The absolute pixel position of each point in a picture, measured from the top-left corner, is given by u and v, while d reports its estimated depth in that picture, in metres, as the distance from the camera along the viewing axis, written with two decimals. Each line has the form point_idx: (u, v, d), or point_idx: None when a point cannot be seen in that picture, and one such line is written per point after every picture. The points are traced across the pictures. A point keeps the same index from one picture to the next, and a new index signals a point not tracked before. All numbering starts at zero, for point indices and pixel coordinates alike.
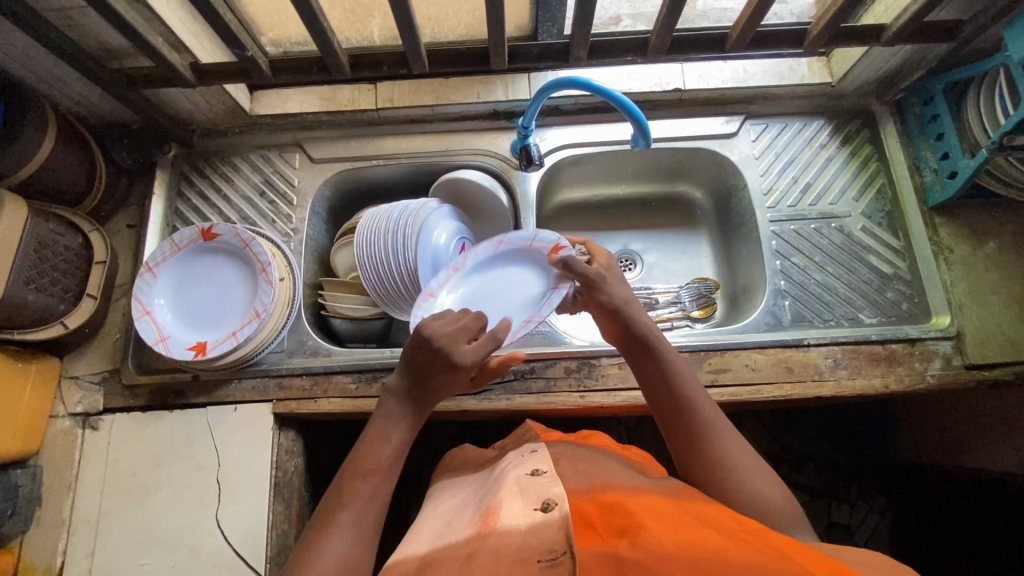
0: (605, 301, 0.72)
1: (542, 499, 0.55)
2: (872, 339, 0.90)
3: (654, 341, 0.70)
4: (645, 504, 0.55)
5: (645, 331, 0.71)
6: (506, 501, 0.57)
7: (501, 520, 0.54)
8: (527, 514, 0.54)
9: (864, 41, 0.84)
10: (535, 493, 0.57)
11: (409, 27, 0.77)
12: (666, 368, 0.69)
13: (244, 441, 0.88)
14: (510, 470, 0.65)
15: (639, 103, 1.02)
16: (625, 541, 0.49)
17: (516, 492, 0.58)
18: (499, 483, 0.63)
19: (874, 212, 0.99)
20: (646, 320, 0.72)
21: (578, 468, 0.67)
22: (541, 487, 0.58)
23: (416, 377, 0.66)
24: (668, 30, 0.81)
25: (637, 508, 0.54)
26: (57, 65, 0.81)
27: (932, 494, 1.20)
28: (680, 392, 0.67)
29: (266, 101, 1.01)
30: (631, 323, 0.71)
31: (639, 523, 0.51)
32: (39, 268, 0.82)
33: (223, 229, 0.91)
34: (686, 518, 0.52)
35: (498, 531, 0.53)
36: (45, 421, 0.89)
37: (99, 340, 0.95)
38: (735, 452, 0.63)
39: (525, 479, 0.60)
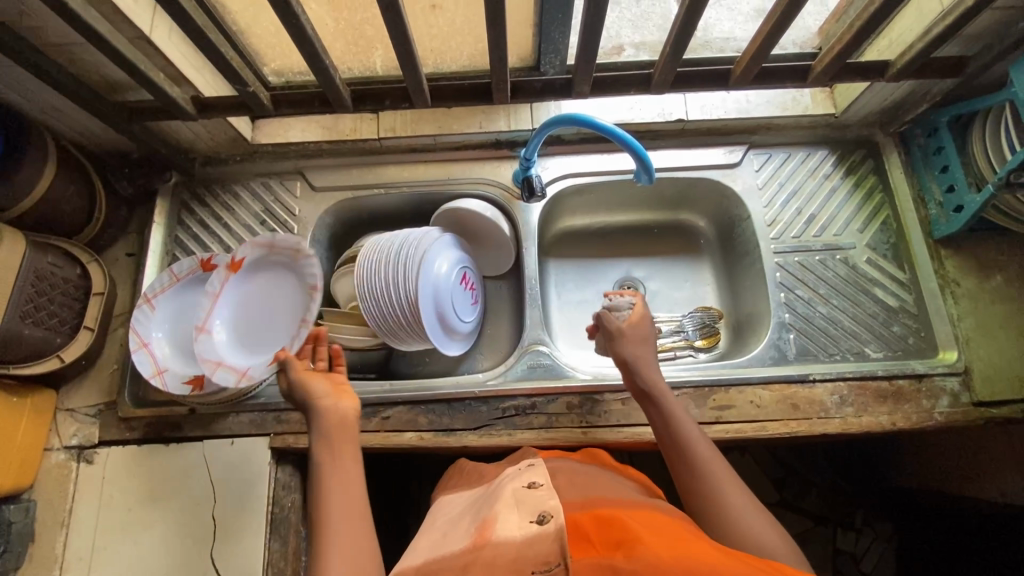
0: (620, 355, 0.79)
1: (539, 512, 0.54)
2: (878, 375, 0.89)
3: (661, 393, 0.74)
4: (641, 517, 0.54)
5: (651, 383, 0.75)
6: (502, 515, 0.56)
7: (497, 533, 0.52)
8: (523, 526, 0.52)
9: (868, 77, 0.84)
10: (530, 507, 0.56)
11: (411, 63, 0.77)
12: (667, 411, 0.72)
13: (240, 477, 0.87)
14: (506, 484, 0.64)
15: (641, 133, 1.02)
16: (620, 551, 0.48)
17: (513, 506, 0.57)
18: (495, 497, 0.62)
19: (880, 244, 0.98)
20: (655, 376, 0.76)
21: (573, 483, 0.66)
22: (538, 500, 0.56)
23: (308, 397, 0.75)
24: (672, 67, 0.81)
25: (631, 521, 0.53)
26: (58, 99, 0.81)
27: (940, 524, 1.18)
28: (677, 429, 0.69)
29: (267, 130, 1.01)
30: (639, 376, 0.76)
31: (634, 534, 0.50)
32: (36, 302, 0.81)
33: (249, 251, 0.92)
34: (678, 531, 0.51)
35: (493, 544, 0.51)
36: (39, 455, 0.88)
37: (96, 371, 0.94)
38: (736, 490, 0.62)
39: (522, 492, 0.59)
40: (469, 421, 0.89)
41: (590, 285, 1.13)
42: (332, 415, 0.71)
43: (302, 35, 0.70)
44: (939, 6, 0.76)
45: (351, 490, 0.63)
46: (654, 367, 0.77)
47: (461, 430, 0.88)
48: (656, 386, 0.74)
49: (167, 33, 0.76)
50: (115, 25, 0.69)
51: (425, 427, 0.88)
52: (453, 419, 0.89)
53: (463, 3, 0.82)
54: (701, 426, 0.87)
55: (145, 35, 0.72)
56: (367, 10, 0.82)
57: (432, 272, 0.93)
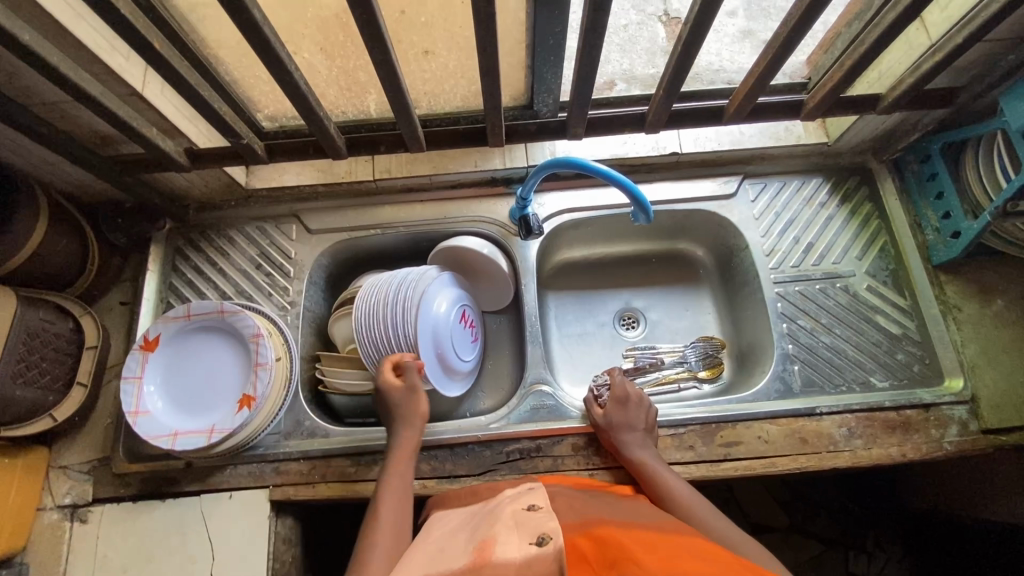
0: (610, 437, 0.84)
1: (538, 534, 0.52)
2: (886, 406, 0.88)
3: (644, 464, 0.80)
4: (639, 536, 0.53)
5: (639, 455, 0.81)
6: (500, 537, 0.54)
7: (496, 554, 0.51)
8: (522, 548, 0.50)
9: (860, 110, 0.84)
10: (530, 529, 0.54)
11: (405, 111, 0.77)
12: (653, 473, 0.79)
13: (239, 532, 0.85)
14: (505, 506, 0.62)
15: (636, 167, 1.02)
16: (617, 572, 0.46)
17: (513, 528, 0.55)
18: (494, 520, 0.60)
19: (879, 271, 0.98)
20: (642, 450, 0.82)
21: (574, 505, 0.64)
22: (537, 522, 0.54)
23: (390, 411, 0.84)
24: (665, 107, 0.81)
25: (630, 540, 0.51)
26: (50, 155, 0.81)
27: (956, 545, 1.14)
28: (665, 481, 0.77)
29: (262, 174, 1.01)
30: (627, 450, 0.82)
31: (629, 552, 0.49)
32: (26, 360, 0.80)
33: (163, 326, 0.89)
34: (676, 548, 0.50)
35: (491, 565, 0.49)
36: (32, 515, 0.86)
37: (90, 426, 0.92)
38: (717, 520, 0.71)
39: (522, 516, 0.57)
40: (473, 466, 0.87)
41: (590, 317, 1.11)
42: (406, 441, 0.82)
43: (295, 89, 0.70)
44: (926, 41, 0.77)
45: (399, 509, 0.73)
46: (643, 445, 0.82)
47: (464, 476, 0.86)
48: (642, 457, 0.81)
49: (160, 89, 0.76)
50: (108, 85, 0.69)
51: (428, 474, 0.87)
52: (456, 464, 0.87)
53: (457, 49, 0.82)
54: (709, 464, 0.86)
55: (138, 92, 0.72)
56: (360, 57, 0.82)
57: (431, 314, 0.92)
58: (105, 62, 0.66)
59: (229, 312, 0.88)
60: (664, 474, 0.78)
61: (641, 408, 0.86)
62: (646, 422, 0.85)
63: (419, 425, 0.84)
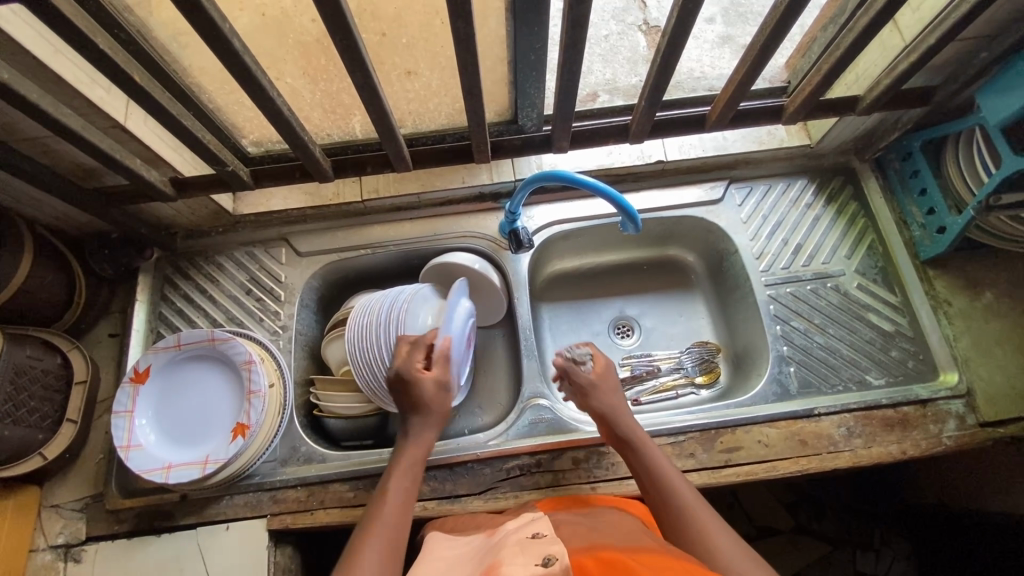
0: (596, 407, 0.78)
1: (543, 555, 0.51)
2: (882, 403, 0.88)
3: (636, 437, 0.74)
4: (648, 560, 0.51)
5: (628, 431, 0.75)
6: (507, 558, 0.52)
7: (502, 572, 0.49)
8: (528, 567, 0.49)
9: (840, 111, 0.86)
10: (536, 551, 0.52)
11: (391, 132, 0.77)
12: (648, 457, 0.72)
13: (238, 564, 0.83)
14: (510, 535, 0.61)
15: (623, 176, 1.02)
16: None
17: (516, 551, 0.53)
18: (498, 549, 0.58)
19: (868, 269, 0.98)
20: (632, 422, 0.76)
21: (580, 534, 0.62)
22: (542, 546, 0.53)
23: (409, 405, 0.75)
24: (648, 116, 0.82)
25: (638, 564, 0.50)
26: (32, 190, 0.80)
27: (964, 539, 1.13)
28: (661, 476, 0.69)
29: (249, 200, 1.00)
30: (615, 424, 0.76)
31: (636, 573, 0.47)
32: (15, 400, 0.79)
33: (153, 357, 0.88)
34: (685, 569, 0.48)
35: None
36: (25, 557, 0.84)
37: (81, 463, 0.90)
38: (719, 530, 0.61)
39: (525, 542, 0.56)
40: (473, 485, 0.86)
41: (585, 327, 1.11)
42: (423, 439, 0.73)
43: (280, 115, 0.70)
44: (901, 42, 0.78)
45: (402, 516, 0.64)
46: (630, 415, 0.77)
47: (465, 495, 0.85)
48: (634, 432, 0.75)
49: (143, 119, 0.75)
50: (89, 118, 0.69)
51: (428, 496, 0.85)
52: (457, 484, 0.86)
53: (439, 68, 0.83)
54: (711, 471, 0.85)
55: (120, 123, 0.71)
56: (343, 80, 0.83)
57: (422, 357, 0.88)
58: (85, 95, 0.65)
59: (220, 340, 0.87)
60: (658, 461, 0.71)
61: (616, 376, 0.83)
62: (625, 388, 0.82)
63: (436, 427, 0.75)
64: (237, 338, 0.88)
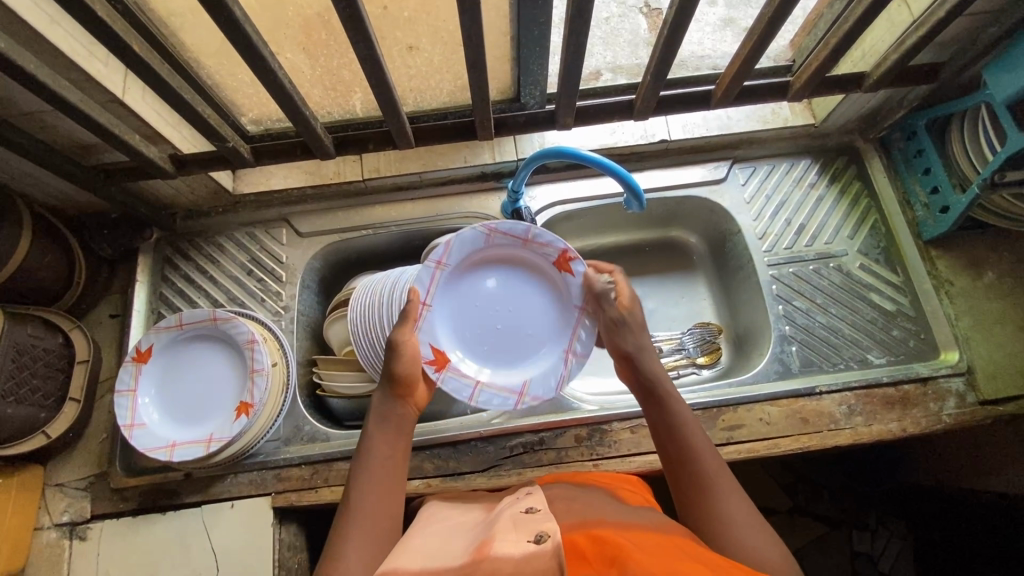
0: (619, 347, 0.73)
1: (535, 532, 0.51)
2: (884, 382, 0.89)
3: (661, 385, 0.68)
4: (639, 540, 0.51)
5: (652, 379, 0.68)
6: (501, 535, 0.53)
7: (494, 549, 0.50)
8: (520, 544, 0.49)
9: (846, 88, 0.85)
10: (527, 528, 0.53)
11: (393, 109, 0.76)
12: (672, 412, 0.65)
13: (243, 541, 0.84)
14: (505, 510, 0.61)
15: (626, 156, 1.02)
16: (617, 570, 0.46)
17: (510, 526, 0.54)
18: (491, 523, 0.58)
19: (871, 249, 0.98)
20: (660, 369, 0.70)
21: (574, 508, 0.61)
22: (535, 523, 0.54)
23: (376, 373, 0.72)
24: (653, 93, 0.81)
25: (631, 543, 0.50)
26: (30, 167, 0.79)
27: (952, 521, 1.14)
28: (684, 441, 0.62)
29: (249, 179, 0.99)
30: (639, 369, 0.70)
31: (632, 553, 0.47)
32: (17, 378, 0.78)
33: (155, 336, 0.87)
34: (680, 553, 0.48)
35: (488, 561, 0.48)
36: (30, 535, 0.84)
37: (85, 442, 0.90)
38: (740, 516, 0.56)
39: (520, 517, 0.57)
40: (477, 462, 0.87)
41: None
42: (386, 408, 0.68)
43: (281, 89, 0.69)
44: (909, 17, 0.78)
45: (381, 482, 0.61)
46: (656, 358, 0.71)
47: (469, 473, 0.86)
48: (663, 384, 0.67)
49: (141, 94, 0.74)
50: (86, 91, 0.68)
51: (432, 473, 0.86)
52: (460, 462, 0.87)
53: (441, 43, 0.82)
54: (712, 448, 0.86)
55: (118, 98, 0.70)
56: (344, 55, 0.81)
57: (508, 378, 0.84)
58: (83, 68, 0.64)
59: (222, 320, 0.87)
60: (682, 422, 0.63)
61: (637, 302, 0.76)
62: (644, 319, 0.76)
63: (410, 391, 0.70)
64: (239, 318, 0.88)
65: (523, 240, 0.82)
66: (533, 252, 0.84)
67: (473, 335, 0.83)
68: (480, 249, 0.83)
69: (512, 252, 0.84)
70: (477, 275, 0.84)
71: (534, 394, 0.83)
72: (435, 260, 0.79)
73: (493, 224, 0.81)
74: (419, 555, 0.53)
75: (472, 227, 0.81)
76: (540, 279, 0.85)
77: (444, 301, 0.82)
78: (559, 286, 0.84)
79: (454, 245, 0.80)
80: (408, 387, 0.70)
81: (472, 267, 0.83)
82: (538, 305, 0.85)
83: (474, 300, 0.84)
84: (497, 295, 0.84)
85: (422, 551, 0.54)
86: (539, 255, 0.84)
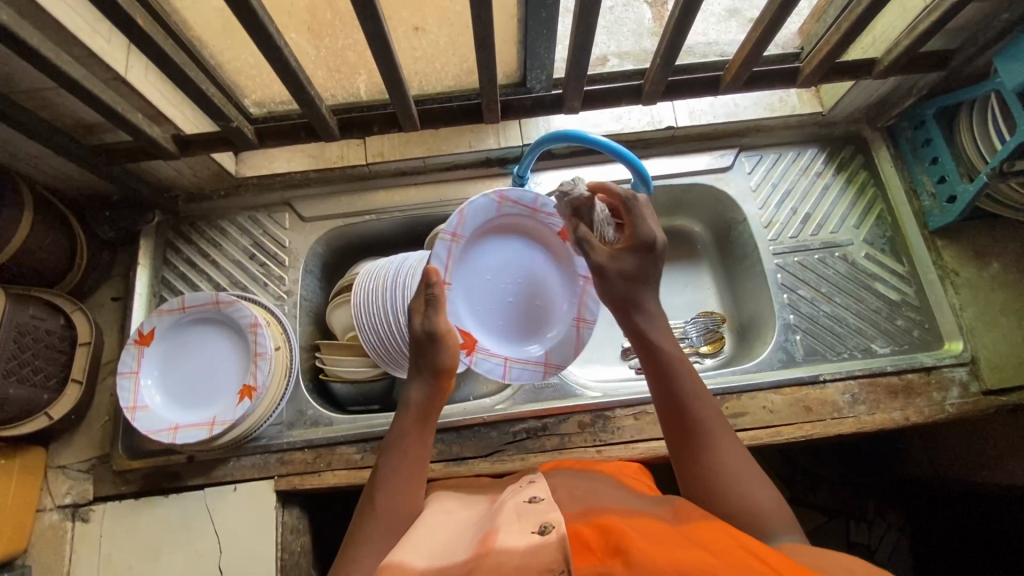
0: (616, 293, 0.70)
1: (540, 523, 0.52)
2: (887, 371, 0.89)
3: (658, 333, 0.68)
4: (644, 528, 0.51)
5: (649, 329, 0.69)
6: (504, 525, 0.53)
7: (498, 541, 0.50)
8: (525, 536, 0.50)
9: (855, 75, 0.84)
10: (531, 518, 0.53)
11: (400, 90, 0.76)
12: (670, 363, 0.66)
13: (246, 523, 0.84)
14: (509, 498, 0.61)
15: (632, 143, 1.01)
16: (622, 562, 0.46)
17: (515, 517, 0.54)
18: (495, 512, 0.59)
19: (876, 239, 0.98)
20: (657, 315, 0.70)
21: (577, 495, 0.61)
22: (538, 513, 0.54)
23: (414, 359, 0.70)
24: (661, 78, 0.80)
25: (634, 532, 0.50)
26: (32, 146, 0.78)
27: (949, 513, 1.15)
28: (684, 393, 0.64)
29: (252, 162, 0.98)
30: (636, 319, 0.69)
31: (637, 543, 0.47)
32: (18, 359, 0.78)
33: (157, 319, 0.87)
34: (685, 540, 0.48)
35: (494, 552, 0.48)
36: (32, 517, 0.84)
37: (87, 424, 0.90)
38: (739, 467, 0.60)
39: (523, 506, 0.57)
40: (480, 447, 0.87)
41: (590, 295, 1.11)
42: (423, 399, 0.68)
43: (286, 68, 0.68)
44: (922, 2, 0.77)
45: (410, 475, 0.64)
46: (653, 299, 0.71)
47: (472, 458, 0.86)
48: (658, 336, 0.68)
49: (144, 72, 0.73)
50: (89, 67, 0.67)
51: (435, 458, 0.86)
52: (463, 447, 0.87)
53: (447, 24, 0.81)
54: None
55: (121, 75, 0.69)
56: (349, 35, 0.80)
57: (527, 350, 0.87)
58: (86, 44, 0.63)
59: (225, 303, 0.86)
60: (679, 373, 0.65)
61: (643, 221, 0.71)
62: (649, 240, 0.71)
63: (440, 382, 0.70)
64: (241, 301, 0.87)
65: (531, 209, 0.86)
66: (539, 222, 0.88)
67: (489, 307, 0.86)
68: (489, 219, 0.85)
69: (520, 223, 0.88)
70: (488, 246, 0.86)
71: (555, 364, 0.87)
72: (450, 232, 0.81)
73: (504, 192, 0.84)
74: (426, 547, 0.53)
75: (482, 196, 0.83)
76: (546, 247, 0.89)
77: (461, 274, 0.84)
78: (564, 254, 0.89)
79: (468, 215, 0.82)
80: (443, 378, 0.70)
81: (483, 238, 0.86)
82: (546, 274, 0.89)
83: (489, 271, 0.86)
84: (507, 266, 0.87)
85: (428, 541, 0.54)
86: (544, 225, 0.88)
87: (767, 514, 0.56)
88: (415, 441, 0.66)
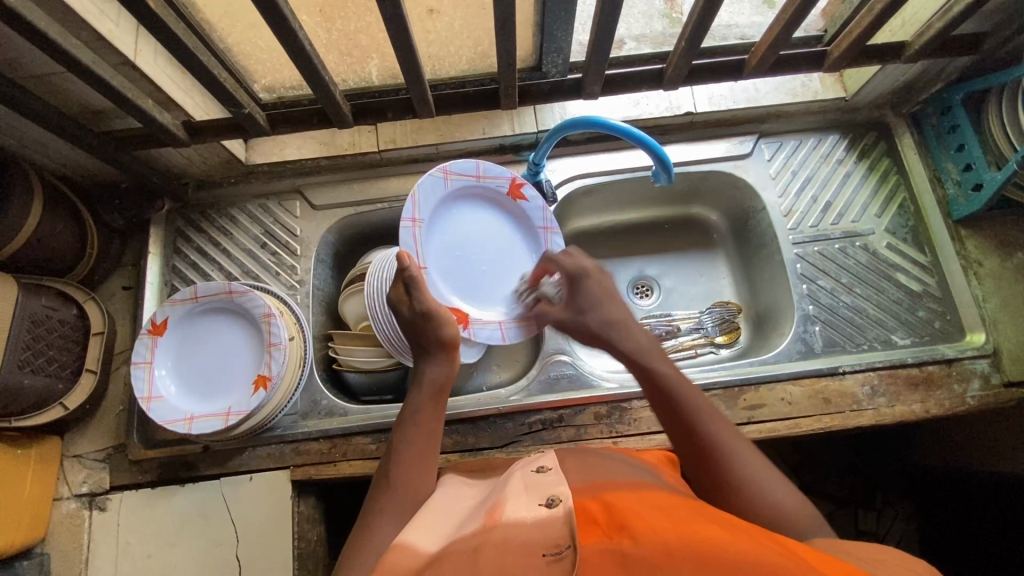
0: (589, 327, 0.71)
1: (546, 496, 0.51)
2: (908, 362, 0.88)
3: (646, 354, 0.67)
4: (649, 501, 0.50)
5: (633, 348, 0.68)
6: (511, 498, 0.52)
7: (505, 514, 0.49)
8: (532, 508, 0.49)
9: (884, 59, 0.81)
10: (539, 491, 0.53)
11: (415, 75, 0.74)
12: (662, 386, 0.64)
13: (262, 513, 0.84)
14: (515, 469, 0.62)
15: (650, 129, 0.99)
16: (627, 537, 0.44)
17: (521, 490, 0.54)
18: (501, 488, 0.58)
19: (898, 228, 0.96)
20: (635, 331, 0.69)
21: (585, 467, 0.60)
22: (545, 486, 0.54)
23: (415, 340, 0.69)
24: (685, 62, 0.78)
25: (641, 507, 0.48)
26: (40, 132, 0.76)
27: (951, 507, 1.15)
28: (684, 414, 0.61)
29: (262, 148, 0.97)
30: (615, 341, 0.69)
31: (642, 519, 0.45)
32: (33, 349, 0.78)
33: (170, 309, 0.86)
34: (691, 514, 0.47)
35: (502, 525, 0.48)
36: (50, 505, 0.84)
37: (101, 414, 0.90)
38: (752, 468, 0.57)
39: (528, 479, 0.56)
40: (495, 439, 0.86)
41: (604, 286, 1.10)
42: (438, 376, 0.68)
43: (302, 53, 0.66)
44: None
45: (421, 458, 0.63)
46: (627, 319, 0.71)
47: (487, 449, 0.86)
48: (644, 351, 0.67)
49: (154, 56, 0.71)
50: (99, 52, 0.66)
51: (450, 449, 0.86)
52: (479, 438, 0.86)
53: (463, 6, 0.78)
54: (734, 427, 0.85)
55: (131, 60, 0.68)
56: (362, 17, 0.78)
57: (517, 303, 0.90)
58: (95, 27, 0.62)
59: (238, 293, 0.86)
60: (674, 382, 0.63)
61: (571, 259, 0.75)
62: (581, 271, 0.74)
63: (446, 357, 0.69)
64: (255, 291, 0.87)
65: (475, 176, 0.89)
66: (488, 186, 0.91)
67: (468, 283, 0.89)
68: (443, 197, 0.87)
69: (479, 192, 0.91)
70: (456, 215, 0.89)
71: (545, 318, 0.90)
72: (410, 219, 0.83)
73: (446, 166, 0.86)
74: (431, 528, 0.52)
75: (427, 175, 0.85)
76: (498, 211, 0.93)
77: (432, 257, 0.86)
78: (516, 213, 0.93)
79: (420, 199, 0.84)
80: (452, 350, 0.69)
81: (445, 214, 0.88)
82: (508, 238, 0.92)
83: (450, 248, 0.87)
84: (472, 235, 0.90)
85: (434, 522, 0.53)
86: (493, 189, 0.91)
87: (790, 513, 0.54)
88: (425, 423, 0.65)
